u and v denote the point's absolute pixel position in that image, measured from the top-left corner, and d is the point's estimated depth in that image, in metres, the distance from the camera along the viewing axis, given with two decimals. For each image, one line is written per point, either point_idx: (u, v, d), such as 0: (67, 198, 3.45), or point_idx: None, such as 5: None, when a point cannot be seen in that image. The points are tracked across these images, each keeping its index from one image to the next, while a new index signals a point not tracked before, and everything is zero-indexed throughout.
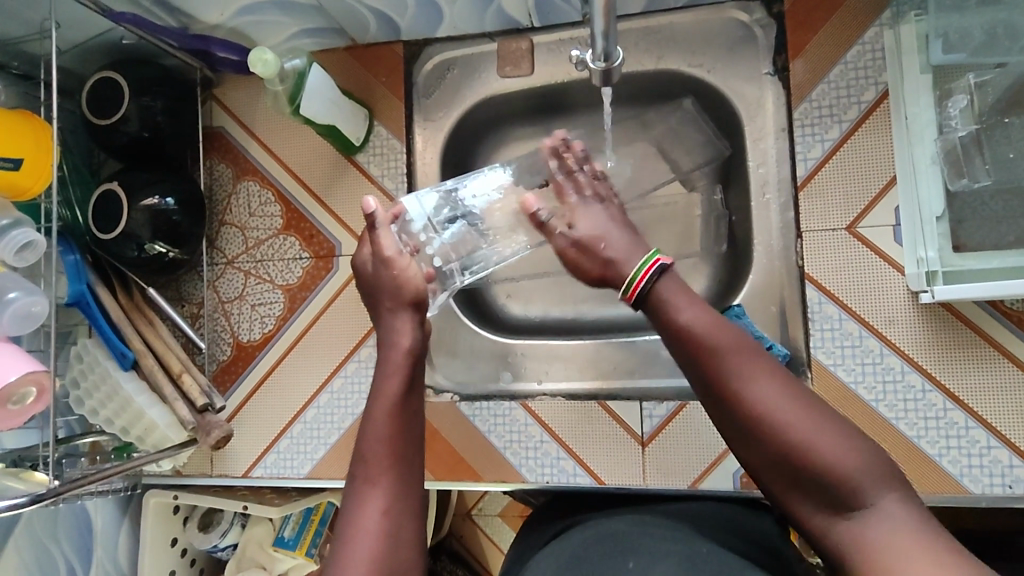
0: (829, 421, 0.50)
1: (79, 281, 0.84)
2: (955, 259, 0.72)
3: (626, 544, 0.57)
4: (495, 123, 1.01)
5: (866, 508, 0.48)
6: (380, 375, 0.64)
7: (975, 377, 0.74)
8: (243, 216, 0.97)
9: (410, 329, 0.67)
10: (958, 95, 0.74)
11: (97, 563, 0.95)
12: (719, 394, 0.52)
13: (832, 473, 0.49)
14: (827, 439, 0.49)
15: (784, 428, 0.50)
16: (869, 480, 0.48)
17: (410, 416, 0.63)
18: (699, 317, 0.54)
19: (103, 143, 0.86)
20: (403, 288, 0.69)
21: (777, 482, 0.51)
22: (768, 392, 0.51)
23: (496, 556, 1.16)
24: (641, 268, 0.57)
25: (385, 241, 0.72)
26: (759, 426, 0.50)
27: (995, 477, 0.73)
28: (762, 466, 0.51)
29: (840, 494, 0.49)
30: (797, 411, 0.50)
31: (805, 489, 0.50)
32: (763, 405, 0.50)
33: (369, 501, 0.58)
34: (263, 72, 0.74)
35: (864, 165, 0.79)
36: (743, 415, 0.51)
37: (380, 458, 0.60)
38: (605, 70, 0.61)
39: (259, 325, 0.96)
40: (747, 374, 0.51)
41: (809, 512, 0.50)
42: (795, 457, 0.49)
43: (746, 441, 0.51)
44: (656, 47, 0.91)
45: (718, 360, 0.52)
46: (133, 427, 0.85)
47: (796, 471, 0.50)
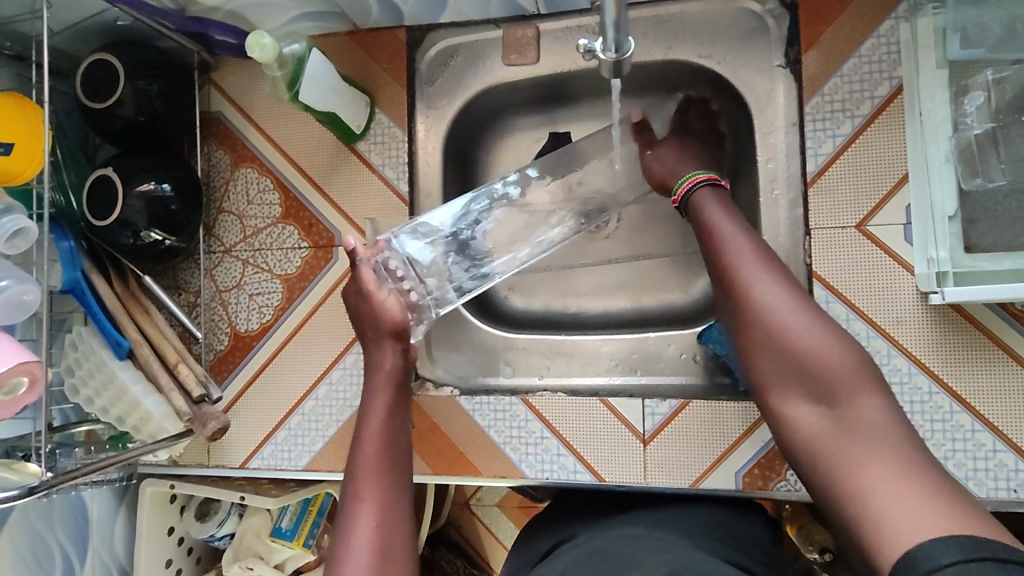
0: (826, 324, 0.54)
1: (73, 268, 0.83)
2: (966, 260, 0.71)
3: (622, 561, 0.56)
4: (498, 112, 0.99)
5: (843, 404, 0.50)
6: (367, 395, 0.68)
7: (983, 379, 0.73)
8: (241, 204, 0.95)
9: (390, 357, 0.70)
10: (974, 92, 0.73)
11: (92, 553, 0.94)
12: (726, 285, 0.58)
13: (814, 365, 0.52)
14: (820, 332, 0.53)
15: (782, 315, 0.54)
16: (850, 377, 0.51)
17: (398, 433, 0.66)
18: (725, 224, 0.63)
19: (98, 127, 0.84)
20: (382, 320, 0.72)
21: (761, 367, 0.55)
22: (772, 285, 0.56)
23: (494, 547, 1.16)
24: (688, 180, 0.69)
25: (366, 275, 0.73)
26: (754, 307, 0.55)
27: (1000, 481, 0.72)
28: (751, 352, 0.55)
29: (819, 384, 0.51)
30: (797, 305, 0.55)
31: (788, 374, 0.53)
32: (763, 292, 0.56)
33: (360, 516, 0.59)
34: (261, 57, 0.72)
35: (876, 162, 0.77)
36: (742, 303, 0.57)
37: (370, 474, 0.62)
38: (615, 61, 0.59)
39: (257, 315, 0.94)
40: (755, 270, 0.57)
41: (788, 405, 0.53)
42: (782, 340, 0.53)
43: (741, 328, 0.56)
44: (665, 38, 0.89)
45: (732, 255, 0.59)
46: (129, 417, 0.84)
47: (780, 359, 0.54)
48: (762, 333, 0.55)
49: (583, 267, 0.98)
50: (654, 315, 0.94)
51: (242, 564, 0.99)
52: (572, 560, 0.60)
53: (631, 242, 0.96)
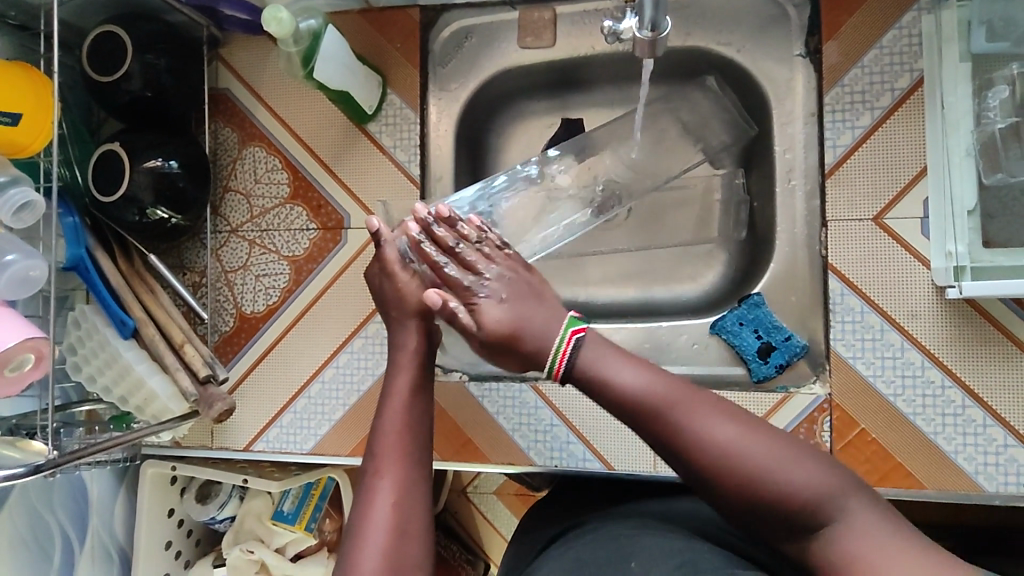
0: (782, 445, 0.50)
1: (77, 245, 0.81)
2: (984, 255, 0.70)
3: (630, 549, 0.57)
4: (512, 96, 0.98)
5: (836, 520, 0.48)
6: (388, 374, 0.67)
7: (997, 374, 0.73)
8: (248, 183, 0.94)
9: (414, 336, 0.69)
10: (998, 86, 0.73)
11: (92, 534, 0.94)
12: (668, 444, 0.52)
13: (797, 499, 0.48)
14: (786, 465, 0.49)
15: (744, 461, 0.49)
16: (832, 492, 0.48)
17: (418, 417, 0.65)
18: (638, 376, 0.54)
19: (105, 102, 0.82)
20: (407, 301, 0.71)
21: (748, 520, 0.50)
22: (716, 434, 0.50)
23: (490, 533, 1.16)
24: (560, 348, 0.57)
25: (391, 255, 0.73)
26: (716, 472, 0.50)
27: (1010, 475, 0.73)
28: (735, 511, 0.50)
29: (809, 517, 0.48)
30: (752, 445, 0.50)
31: (775, 518, 0.49)
32: (710, 446, 0.50)
33: (380, 495, 0.59)
34: (277, 31, 0.70)
35: (895, 154, 0.77)
36: (697, 463, 0.50)
37: (390, 454, 0.62)
38: (650, 40, 0.63)
39: (263, 297, 0.93)
40: (693, 416, 0.51)
41: (784, 539, 0.50)
42: (756, 489, 0.49)
43: (705, 487, 0.51)
44: (685, 24, 0.88)
45: (669, 415, 0.52)
46: (133, 397, 0.83)
47: (759, 507, 0.49)
48: (731, 490, 0.49)
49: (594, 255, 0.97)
50: (664, 304, 0.94)
51: (243, 547, 0.98)
52: (583, 548, 0.60)
53: (641, 231, 0.95)
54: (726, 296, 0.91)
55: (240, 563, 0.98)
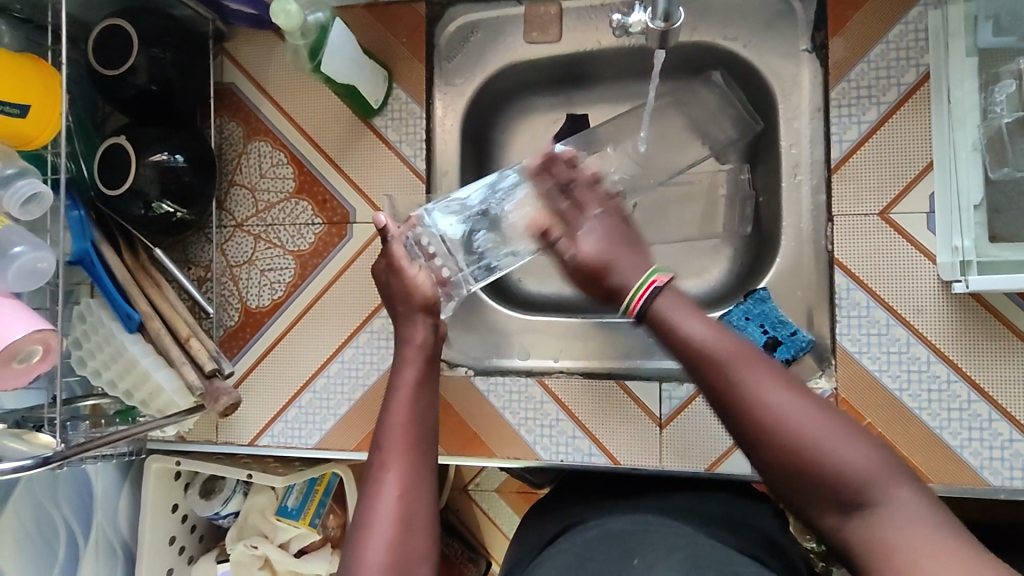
0: (837, 423, 0.49)
1: (83, 239, 0.82)
2: (990, 249, 0.71)
3: (637, 544, 0.57)
4: (517, 91, 0.98)
5: (875, 506, 0.47)
6: (395, 367, 0.67)
7: (1002, 369, 0.73)
8: (254, 178, 0.93)
9: (420, 330, 0.69)
10: (1005, 81, 0.73)
11: (96, 528, 0.93)
12: (722, 398, 0.52)
13: (839, 476, 0.48)
14: (837, 440, 0.48)
15: (796, 428, 0.49)
16: (878, 476, 0.47)
17: (425, 409, 0.65)
18: (701, 331, 0.54)
19: (111, 96, 0.82)
20: (414, 295, 0.71)
21: (790, 490, 0.50)
22: (772, 396, 0.50)
23: (492, 531, 1.15)
24: (639, 289, 0.59)
25: (399, 252, 0.73)
26: (766, 433, 0.50)
27: (1015, 469, 0.73)
28: (779, 479, 0.50)
29: (848, 497, 0.48)
30: (806, 413, 0.49)
31: (817, 492, 0.48)
32: (765, 408, 0.50)
33: (386, 487, 0.59)
34: (285, 24, 0.70)
35: (901, 149, 0.77)
36: (747, 422, 0.50)
37: (397, 447, 0.62)
38: (663, 31, 0.63)
39: (269, 291, 0.93)
40: (754, 376, 0.51)
41: (819, 517, 0.49)
42: (801, 459, 0.48)
43: (751, 447, 0.51)
44: (691, 18, 0.88)
45: (726, 372, 0.52)
46: (138, 391, 0.83)
47: (800, 478, 0.49)
48: (780, 454, 0.49)
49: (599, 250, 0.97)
50: None
51: (247, 543, 0.98)
52: (589, 543, 0.60)
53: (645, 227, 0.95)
54: (732, 291, 0.91)
55: (244, 559, 0.98)
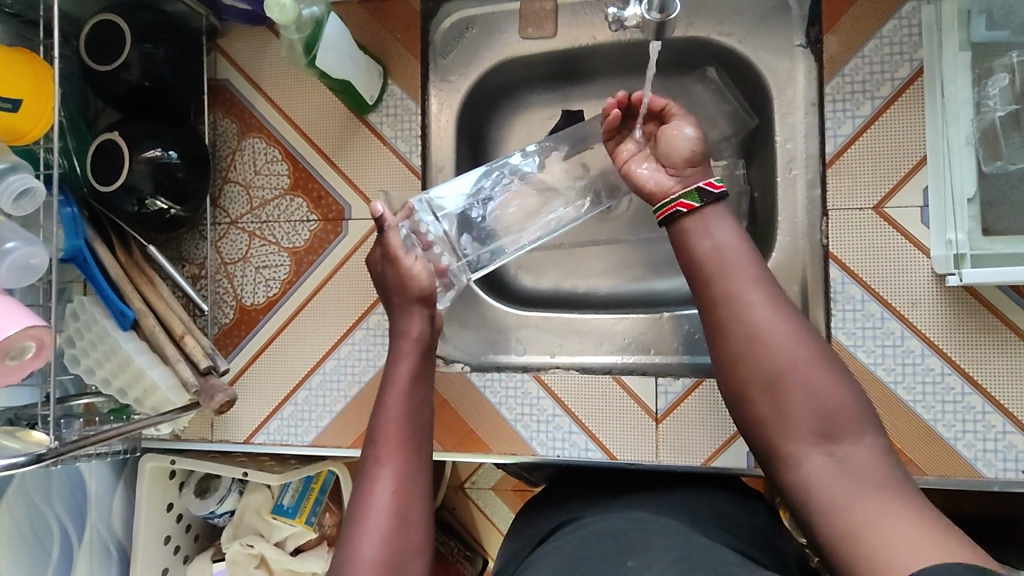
0: (826, 359, 0.55)
1: (75, 236, 0.81)
2: (983, 242, 0.71)
3: (633, 541, 0.57)
4: (512, 87, 0.98)
5: (843, 444, 0.51)
6: (391, 362, 0.67)
7: (996, 362, 0.74)
8: (248, 175, 0.93)
9: (416, 324, 0.69)
10: (998, 74, 0.74)
11: (91, 528, 0.93)
12: (729, 308, 0.57)
13: (820, 402, 0.53)
14: (819, 370, 0.54)
15: (786, 348, 0.54)
16: (848, 414, 0.52)
17: (421, 404, 0.65)
18: (721, 246, 0.60)
19: (103, 92, 0.82)
20: (410, 286, 0.71)
21: (762, 404, 0.54)
22: (776, 315, 0.56)
23: (489, 529, 1.15)
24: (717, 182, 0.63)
25: (395, 241, 0.72)
26: (756, 344, 0.55)
27: (1008, 461, 0.73)
28: (755, 389, 0.55)
29: (823, 423, 0.52)
30: (797, 337, 0.55)
31: (789, 411, 0.53)
32: (769, 323, 0.55)
33: (381, 483, 0.59)
34: (279, 18, 0.70)
35: (895, 144, 0.77)
36: (749, 332, 0.55)
37: (392, 443, 0.61)
38: (659, 21, 0.63)
39: (263, 288, 0.93)
40: (765, 296, 0.57)
41: (788, 441, 0.53)
42: (790, 375, 0.53)
43: (745, 356, 0.55)
44: (686, 14, 0.88)
45: (731, 285, 0.58)
46: (132, 389, 0.82)
47: (783, 396, 0.53)
48: (765, 364, 0.54)
49: (594, 247, 0.97)
50: (665, 295, 0.94)
51: (242, 542, 0.98)
52: (583, 540, 0.60)
53: (641, 223, 0.95)
54: None
55: (240, 557, 0.98)
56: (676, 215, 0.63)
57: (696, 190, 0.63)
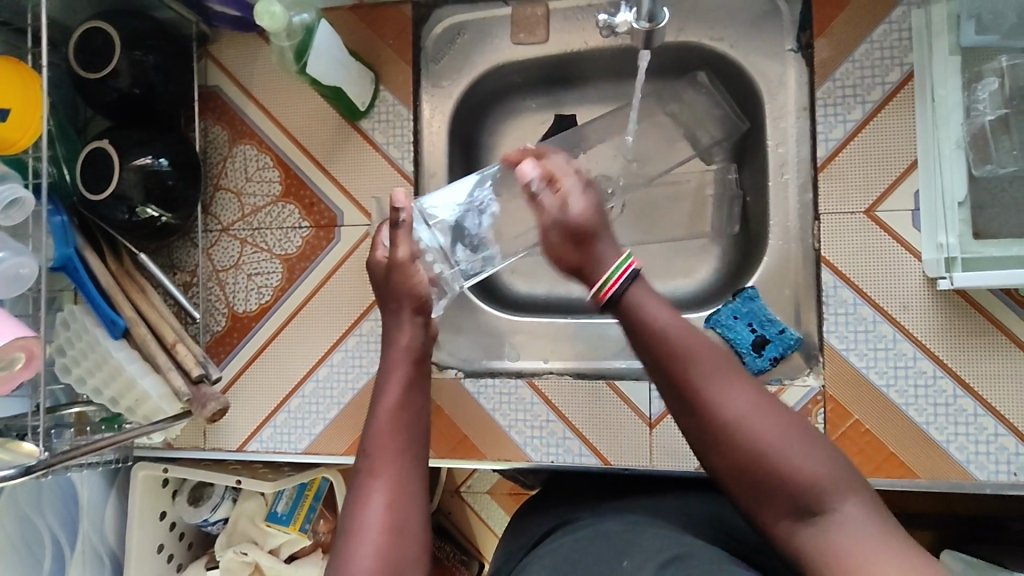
0: (796, 430, 0.52)
1: (65, 245, 0.80)
2: (974, 246, 0.72)
3: (625, 546, 0.57)
4: (504, 92, 0.98)
5: (828, 514, 0.50)
6: (383, 373, 0.67)
7: (987, 365, 0.74)
8: (239, 181, 0.93)
9: (406, 334, 0.69)
10: (988, 78, 0.74)
11: (82, 538, 0.92)
12: (687, 398, 0.54)
13: (794, 482, 0.50)
14: (793, 446, 0.51)
15: (755, 432, 0.51)
16: (829, 485, 0.50)
17: (414, 414, 0.64)
18: (671, 324, 0.56)
19: (93, 99, 0.81)
20: (409, 292, 0.71)
21: (742, 489, 0.52)
22: (735, 398, 0.53)
23: (485, 534, 1.15)
24: (612, 274, 0.59)
25: (403, 243, 0.72)
26: (726, 433, 0.52)
27: (1000, 464, 0.73)
28: (732, 477, 0.53)
29: (802, 502, 0.50)
30: (766, 416, 0.52)
31: (770, 494, 0.51)
32: (727, 410, 0.52)
33: (374, 495, 0.59)
34: (270, 25, 0.69)
35: (887, 148, 0.78)
36: (709, 424, 0.53)
37: (387, 452, 0.61)
38: (648, 32, 0.63)
39: (255, 295, 0.92)
40: (721, 378, 0.54)
41: (772, 520, 0.52)
42: (760, 462, 0.51)
43: (712, 448, 0.53)
44: (678, 19, 0.89)
45: (690, 372, 0.54)
46: (124, 398, 0.82)
47: (760, 481, 0.51)
48: (736, 452, 0.52)
49: None
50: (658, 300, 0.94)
51: (236, 550, 0.97)
52: (577, 545, 0.60)
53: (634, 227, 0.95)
54: (724, 289, 0.91)
55: (234, 565, 0.97)
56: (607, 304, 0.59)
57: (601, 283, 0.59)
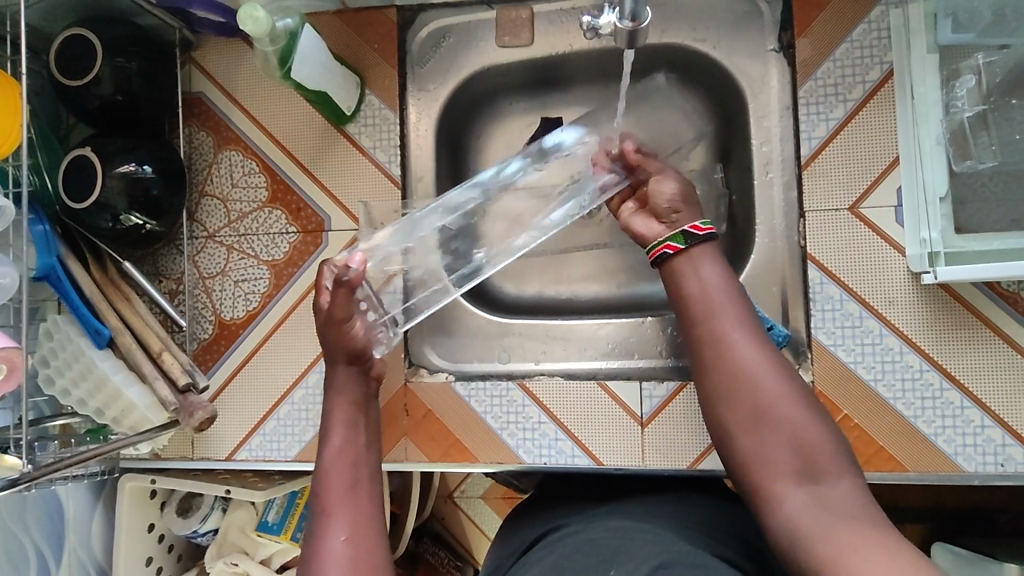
0: (805, 402, 0.59)
1: (48, 254, 0.79)
2: (956, 240, 0.73)
3: (617, 550, 0.57)
4: (490, 96, 0.98)
5: (823, 481, 0.55)
6: (325, 420, 0.73)
7: (972, 357, 0.75)
8: (225, 188, 0.92)
9: (345, 377, 0.75)
10: (966, 75, 0.75)
11: (69, 552, 0.91)
12: (717, 346, 0.63)
13: (796, 440, 0.57)
14: (800, 412, 0.58)
15: (770, 389, 0.60)
16: (827, 454, 0.56)
17: (360, 453, 0.71)
18: (715, 287, 0.67)
19: (74, 107, 0.81)
20: (345, 345, 0.75)
21: (748, 440, 0.59)
22: (759, 357, 0.62)
23: (479, 539, 1.14)
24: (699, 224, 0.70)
25: (342, 301, 0.74)
26: (745, 384, 0.60)
27: (987, 455, 0.74)
28: (739, 426, 0.60)
29: (801, 459, 0.56)
30: (781, 379, 0.60)
31: (772, 448, 0.58)
32: (751, 362, 0.61)
33: (333, 531, 0.62)
34: (252, 30, 0.69)
35: (868, 145, 0.79)
36: (730, 373, 0.61)
37: (336, 493, 0.66)
38: (631, 30, 0.64)
39: (243, 302, 0.91)
40: (748, 342, 0.63)
41: (769, 479, 0.57)
42: (771, 416, 0.58)
43: (730, 394, 0.61)
44: (661, 21, 0.89)
45: (722, 330, 0.64)
46: (110, 409, 0.81)
47: (766, 435, 0.58)
48: (750, 400, 0.60)
49: (577, 252, 0.97)
50: (647, 299, 0.94)
51: (227, 560, 0.96)
52: (566, 550, 0.60)
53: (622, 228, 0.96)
54: None
55: None
56: (665, 256, 0.70)
57: (682, 232, 0.70)
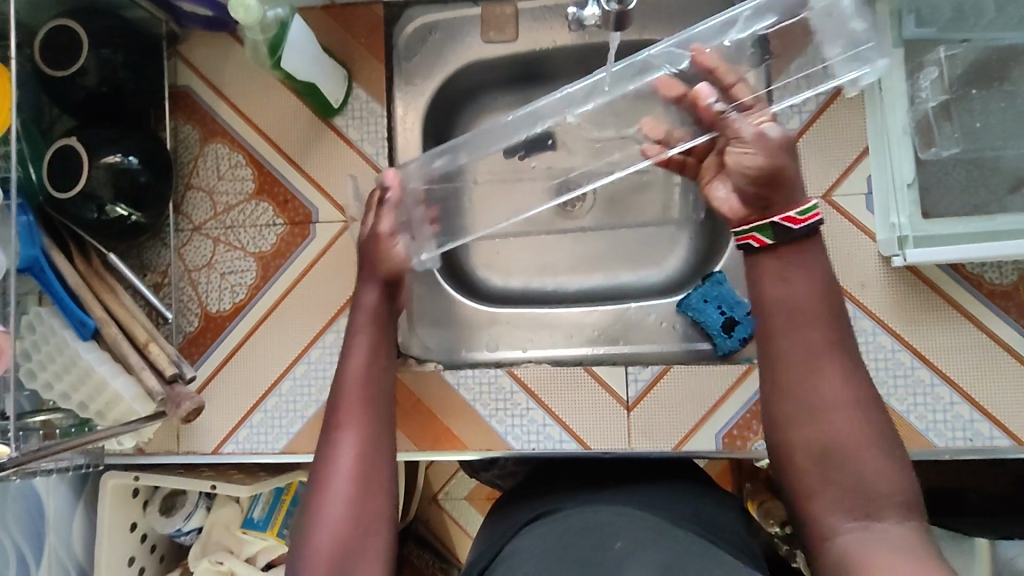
0: (882, 441, 0.53)
1: (32, 246, 0.78)
2: (923, 225, 0.77)
3: (610, 529, 0.59)
4: (475, 91, 1.00)
5: (881, 523, 0.51)
6: (348, 333, 0.70)
7: (941, 337, 0.79)
8: (211, 180, 0.92)
9: (370, 297, 0.72)
10: (928, 68, 0.80)
11: (49, 552, 0.89)
12: (798, 372, 0.54)
13: (864, 482, 0.52)
14: (877, 454, 0.52)
15: (849, 425, 0.53)
16: (892, 499, 0.51)
17: (381, 376, 0.67)
18: (801, 302, 0.56)
19: (59, 98, 0.80)
20: (381, 263, 0.72)
21: (812, 470, 0.53)
22: (845, 390, 0.53)
23: (463, 540, 1.14)
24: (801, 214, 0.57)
25: (386, 217, 0.74)
26: (824, 416, 0.53)
27: (957, 431, 0.78)
28: (806, 455, 0.53)
29: (863, 500, 0.51)
30: (864, 416, 0.53)
31: (835, 485, 0.52)
32: (835, 394, 0.53)
33: (342, 446, 0.62)
34: (243, 18, 0.70)
35: (839, 135, 0.82)
36: (811, 404, 0.53)
37: (352, 406, 0.64)
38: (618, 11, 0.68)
39: (229, 295, 0.91)
40: (835, 371, 0.54)
41: (825, 513, 0.53)
42: (845, 453, 0.52)
43: (804, 425, 0.54)
44: (641, 17, 0.92)
45: (807, 354, 0.54)
46: (94, 402, 0.80)
47: (830, 470, 0.52)
48: (828, 434, 0.53)
49: (560, 245, 0.99)
50: (629, 289, 0.97)
51: (211, 559, 0.95)
52: (557, 527, 0.61)
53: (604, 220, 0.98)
54: (686, 283, 0.95)
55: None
56: (750, 248, 0.58)
57: (771, 224, 0.57)
